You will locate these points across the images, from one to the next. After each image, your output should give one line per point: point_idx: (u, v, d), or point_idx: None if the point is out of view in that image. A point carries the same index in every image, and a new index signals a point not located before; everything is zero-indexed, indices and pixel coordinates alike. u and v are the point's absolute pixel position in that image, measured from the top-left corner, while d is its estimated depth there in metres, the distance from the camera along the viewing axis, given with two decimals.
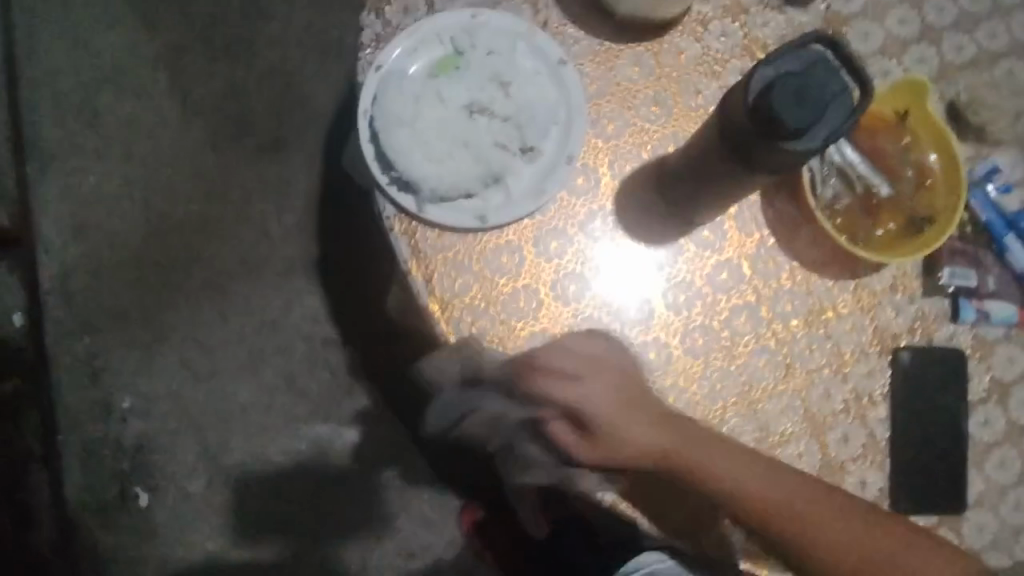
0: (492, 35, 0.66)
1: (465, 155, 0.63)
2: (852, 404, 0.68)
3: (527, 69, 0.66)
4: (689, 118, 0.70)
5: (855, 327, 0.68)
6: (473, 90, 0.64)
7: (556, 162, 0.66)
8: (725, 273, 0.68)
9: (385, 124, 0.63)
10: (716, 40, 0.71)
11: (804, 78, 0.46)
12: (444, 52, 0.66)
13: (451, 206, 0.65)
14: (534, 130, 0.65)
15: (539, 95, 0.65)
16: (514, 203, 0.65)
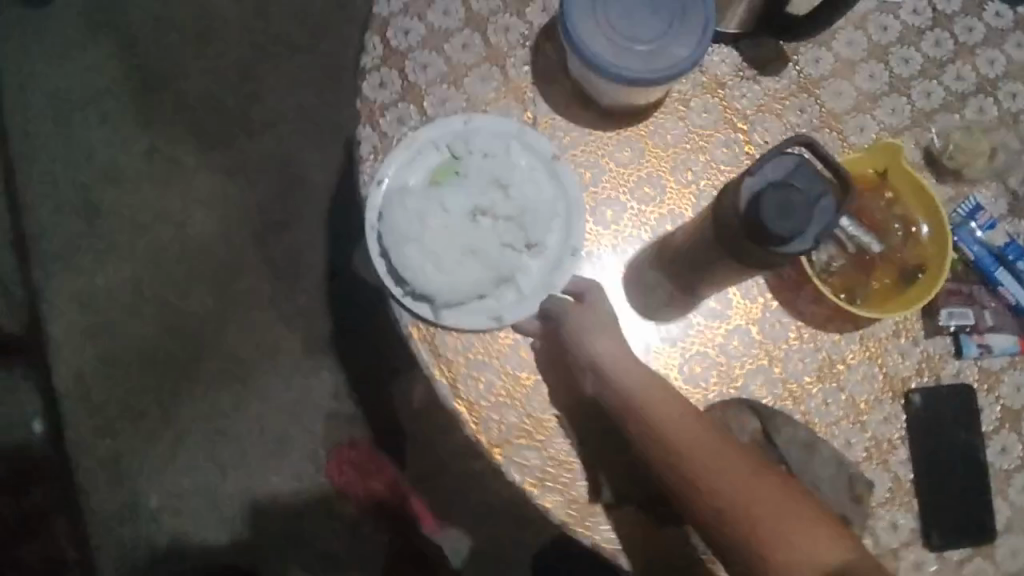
0: (486, 139, 0.70)
1: (473, 260, 0.66)
2: (874, 450, 0.70)
3: (522, 167, 0.70)
4: (683, 195, 0.73)
5: (865, 376, 0.71)
6: (474, 195, 0.67)
7: (560, 255, 0.69)
8: (736, 341, 0.71)
9: (394, 240, 0.66)
10: (699, 116, 0.74)
11: (787, 189, 0.51)
12: (442, 160, 0.70)
13: (467, 310, 0.68)
14: (536, 226, 0.68)
15: (537, 192, 0.69)
16: (525, 300, 0.68)
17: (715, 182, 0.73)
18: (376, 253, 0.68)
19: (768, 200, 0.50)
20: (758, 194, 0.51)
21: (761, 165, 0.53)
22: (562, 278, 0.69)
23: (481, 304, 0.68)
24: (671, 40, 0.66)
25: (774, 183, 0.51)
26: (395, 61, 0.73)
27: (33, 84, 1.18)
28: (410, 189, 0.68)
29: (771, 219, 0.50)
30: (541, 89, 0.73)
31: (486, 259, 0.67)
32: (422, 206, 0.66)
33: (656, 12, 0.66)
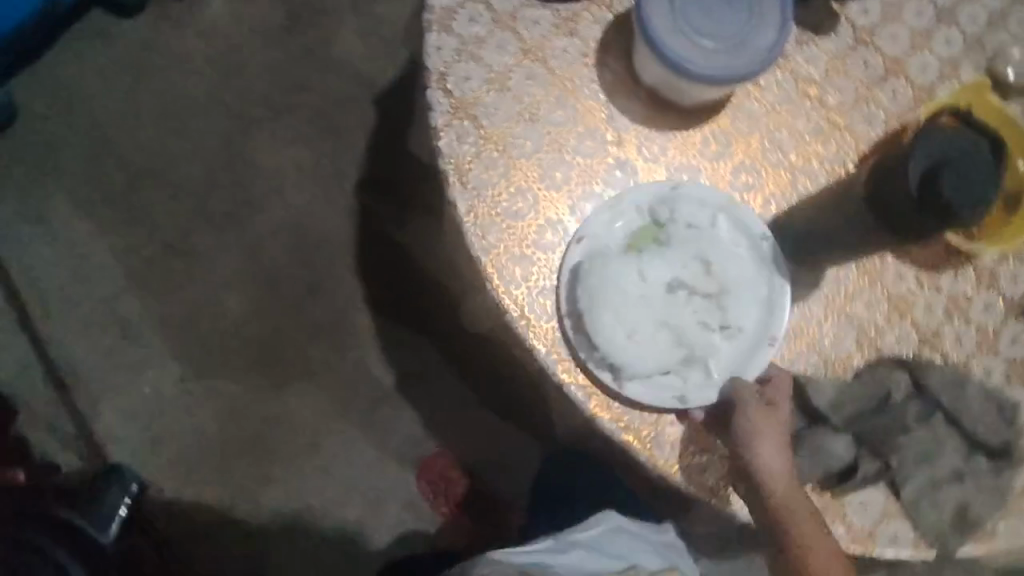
0: (690, 210, 0.69)
1: (667, 334, 0.67)
2: (1010, 371, 0.73)
3: (725, 243, 0.68)
4: (779, 174, 0.73)
5: (987, 304, 0.73)
6: (679, 263, 0.68)
7: (754, 341, 0.68)
8: (865, 302, 0.72)
9: (591, 302, 0.66)
10: (773, 93, 0.73)
11: (962, 168, 0.54)
12: (642, 224, 0.68)
13: (651, 384, 0.67)
14: (733, 307, 0.68)
15: (739, 271, 0.68)
16: (712, 383, 0.68)
17: (805, 154, 0.73)
18: (566, 310, 0.68)
19: (946, 175, 0.54)
20: (934, 168, 0.55)
21: (926, 143, 0.56)
22: (752, 365, 0.68)
23: (665, 380, 0.67)
24: (753, 29, 0.65)
25: (946, 159, 0.55)
26: (466, 109, 0.71)
27: (22, 210, 1.11)
28: (608, 254, 0.67)
29: (951, 193, 0.54)
30: (614, 104, 0.72)
31: (681, 335, 0.67)
32: (621, 271, 0.67)
33: (734, 3, 0.65)
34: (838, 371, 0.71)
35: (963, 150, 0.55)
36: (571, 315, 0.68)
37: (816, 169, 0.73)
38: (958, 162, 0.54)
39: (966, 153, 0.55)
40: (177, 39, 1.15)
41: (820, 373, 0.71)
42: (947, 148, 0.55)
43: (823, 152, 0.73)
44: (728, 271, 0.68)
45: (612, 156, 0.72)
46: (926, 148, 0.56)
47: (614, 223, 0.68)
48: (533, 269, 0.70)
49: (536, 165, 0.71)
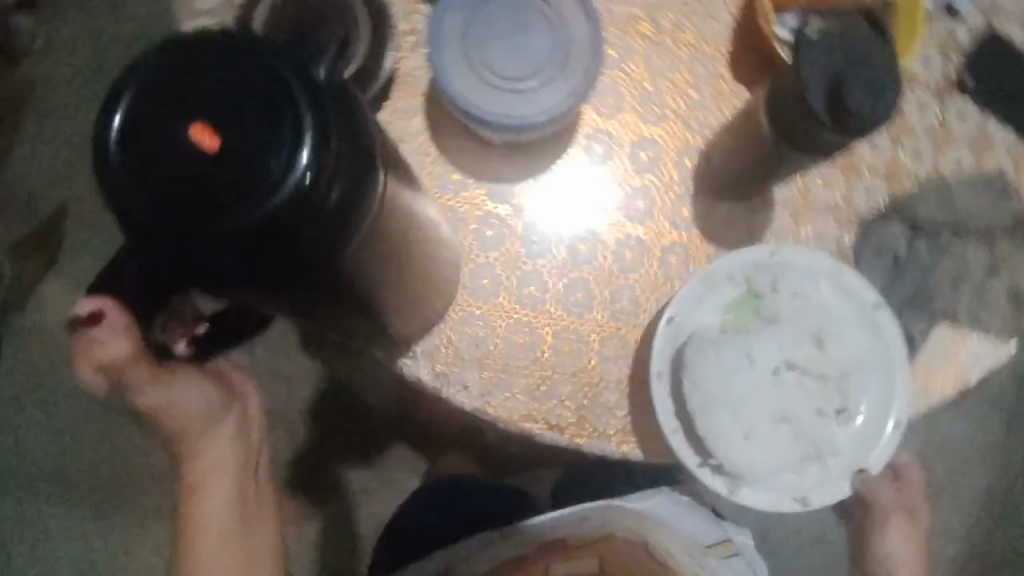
0: (789, 282, 0.62)
1: (788, 430, 0.60)
2: (978, 145, 0.70)
3: (835, 312, 0.62)
4: (670, 128, 0.68)
5: (921, 102, 0.69)
6: (797, 340, 0.61)
7: (873, 427, 0.61)
8: (821, 182, 0.68)
9: (701, 397, 0.59)
10: (613, 59, 0.68)
11: (867, 66, 0.49)
12: (740, 295, 0.62)
13: (773, 490, 0.60)
14: (856, 389, 0.61)
15: (856, 346, 0.61)
16: (834, 482, 0.61)
17: (680, 94, 0.68)
18: (669, 411, 0.61)
19: (857, 90, 0.49)
20: (838, 86, 0.49)
21: (818, 50, 0.50)
22: (877, 456, 0.61)
23: (785, 479, 0.60)
24: (563, 35, 0.58)
25: (844, 71, 0.49)
26: None
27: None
28: (711, 338, 0.61)
29: (863, 106, 0.48)
30: (486, 177, 0.67)
31: (801, 432, 0.60)
32: (733, 362, 0.60)
33: (530, 25, 0.58)
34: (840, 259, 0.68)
35: (859, 44, 0.50)
36: (677, 416, 0.61)
37: (697, 99, 0.68)
38: (855, 62, 0.49)
39: (862, 47, 0.50)
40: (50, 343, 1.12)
41: None
42: (837, 48, 0.50)
43: (692, 78, 0.68)
44: (845, 345, 0.61)
45: (518, 225, 0.67)
46: (821, 57, 0.50)
47: (705, 304, 0.62)
48: (529, 379, 0.66)
49: (460, 288, 0.66)
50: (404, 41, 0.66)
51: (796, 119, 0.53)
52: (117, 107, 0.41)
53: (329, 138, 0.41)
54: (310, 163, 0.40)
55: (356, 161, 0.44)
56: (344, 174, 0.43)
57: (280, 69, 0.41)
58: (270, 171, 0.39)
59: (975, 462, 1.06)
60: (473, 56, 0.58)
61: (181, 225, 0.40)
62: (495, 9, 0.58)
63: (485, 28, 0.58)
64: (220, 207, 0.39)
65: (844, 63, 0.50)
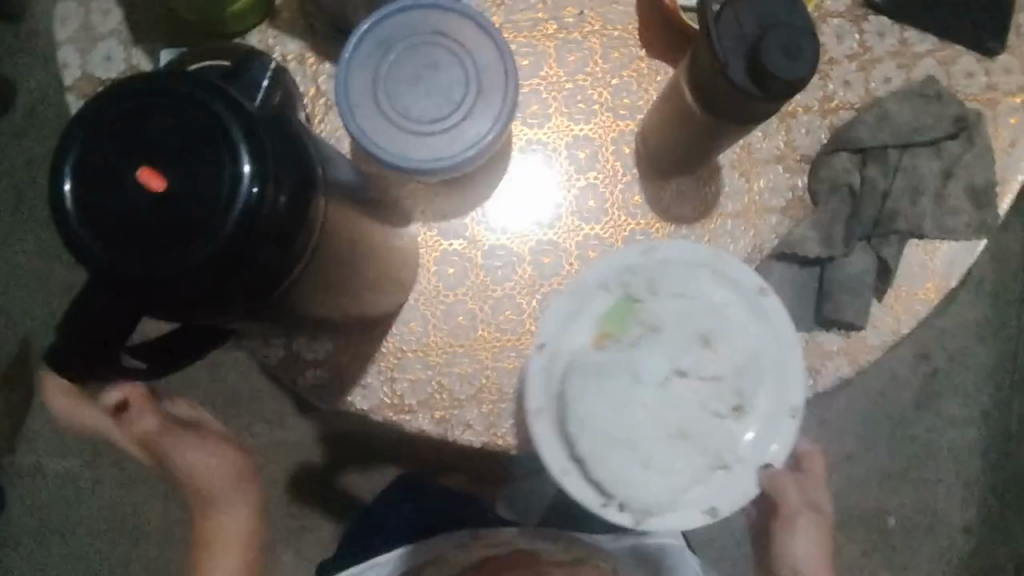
0: (664, 283, 0.55)
1: (685, 446, 0.52)
2: (902, 59, 0.70)
3: (720, 304, 0.54)
4: (601, 121, 0.67)
5: (837, 32, 0.70)
6: (685, 344, 0.53)
7: (774, 420, 0.53)
8: (759, 133, 0.69)
9: (580, 429, 0.52)
10: (527, 68, 0.67)
11: (778, 27, 0.49)
12: (613, 302, 0.55)
13: (680, 512, 0.52)
14: (753, 384, 0.53)
15: (747, 337, 0.54)
16: (745, 488, 0.53)
17: (602, 84, 0.68)
18: (558, 449, 0.53)
19: (774, 54, 0.48)
20: (754, 53, 0.49)
21: (726, 20, 0.50)
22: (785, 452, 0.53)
23: (691, 496, 0.52)
24: (472, 65, 0.58)
25: (757, 36, 0.49)
26: (343, 356, 0.65)
27: None
28: (586, 362, 0.53)
29: (783, 68, 0.48)
30: (434, 216, 0.66)
31: (699, 444, 0.52)
32: (618, 382, 0.52)
33: (438, 64, 0.58)
34: (795, 204, 0.69)
35: (765, 4, 0.50)
36: (564, 452, 0.53)
37: (619, 86, 0.67)
38: (765, 27, 0.49)
39: (769, 7, 0.50)
40: (51, 475, 1.09)
41: (787, 221, 0.68)
42: (745, 15, 0.50)
43: (608, 66, 0.68)
44: (735, 338, 0.53)
45: (477, 256, 0.66)
46: (731, 27, 0.50)
47: (575, 324, 0.55)
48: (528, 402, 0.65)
49: (439, 331, 0.66)
50: (317, 106, 0.67)
51: (720, 90, 0.52)
52: (65, 161, 0.38)
53: (267, 152, 0.39)
54: (254, 177, 0.38)
55: (298, 174, 0.42)
56: (290, 188, 0.41)
57: (221, 96, 0.39)
58: (223, 195, 0.38)
59: (974, 346, 1.08)
60: (389, 107, 0.58)
61: (150, 270, 0.38)
62: (400, 55, 0.58)
63: (394, 76, 0.58)
64: (192, 239, 0.38)
65: (755, 29, 0.49)
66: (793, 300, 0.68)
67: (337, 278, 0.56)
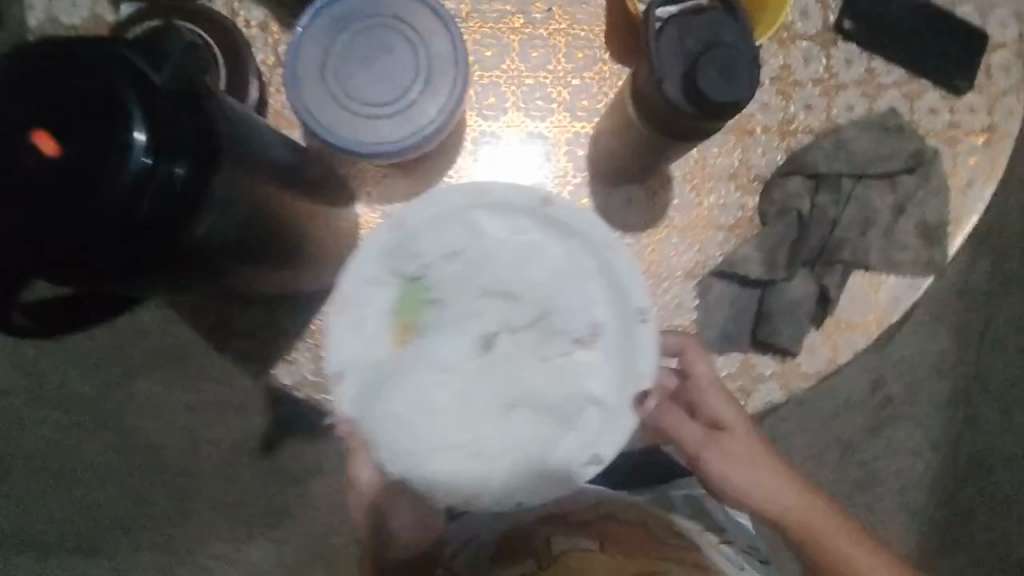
0: (426, 251, 0.48)
1: (526, 410, 0.49)
2: (867, 88, 0.69)
3: (505, 237, 0.49)
4: (557, 120, 0.67)
5: (805, 55, 0.69)
6: (480, 319, 0.49)
7: (618, 327, 0.49)
8: (715, 148, 0.68)
9: (403, 450, 0.49)
10: (489, 60, 0.67)
11: (717, 48, 0.48)
12: (393, 293, 0.48)
13: (553, 474, 0.48)
14: (574, 305, 0.49)
15: (546, 262, 0.49)
16: (621, 414, 0.47)
17: (562, 83, 0.67)
18: (389, 472, 0.49)
19: (709, 76, 0.48)
20: (690, 73, 0.48)
21: (667, 37, 0.50)
22: (645, 357, 0.48)
23: (562, 455, 0.48)
24: (425, 53, 0.58)
25: (695, 56, 0.49)
26: (274, 329, 0.65)
27: None
28: (384, 378, 0.48)
29: (718, 88, 0.48)
30: (380, 197, 0.66)
31: (548, 410, 0.49)
32: (427, 402, 0.48)
33: (389, 48, 0.57)
34: (744, 222, 0.68)
35: (707, 25, 0.50)
36: (397, 473, 0.49)
37: (579, 87, 0.67)
38: (705, 48, 0.49)
39: (711, 28, 0.49)
40: None
41: (734, 238, 0.68)
42: (686, 34, 0.49)
43: (571, 66, 0.67)
44: (533, 273, 0.49)
45: None
46: (670, 45, 0.50)
47: (354, 334, 0.48)
48: None
49: None
50: (273, 76, 0.66)
51: (657, 105, 0.52)
52: None
53: (165, 122, 0.39)
54: (149, 149, 0.38)
55: (201, 143, 0.41)
56: (188, 156, 0.40)
57: (119, 56, 0.39)
58: (116, 155, 0.38)
59: (928, 378, 1.08)
60: (337, 88, 0.57)
61: (43, 229, 0.38)
62: (352, 35, 0.57)
63: (344, 56, 0.57)
64: (82, 203, 0.38)
65: (695, 48, 0.49)
66: (731, 320, 0.67)
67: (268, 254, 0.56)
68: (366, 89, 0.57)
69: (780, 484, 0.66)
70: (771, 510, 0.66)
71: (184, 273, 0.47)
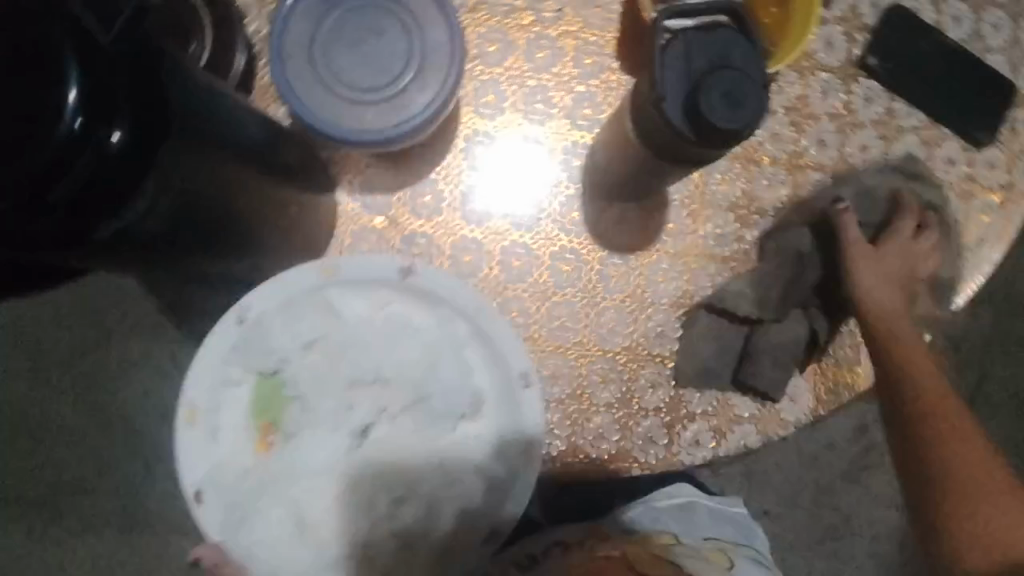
0: (281, 342, 0.54)
1: (410, 487, 0.53)
2: (885, 130, 0.66)
3: (364, 323, 0.55)
4: (556, 126, 0.64)
5: (824, 87, 0.66)
6: (345, 402, 0.54)
7: (489, 395, 0.54)
8: (719, 174, 0.65)
9: (292, 546, 0.52)
10: (493, 55, 0.64)
11: (726, 71, 0.45)
12: (256, 387, 0.54)
13: (452, 543, 0.53)
14: (442, 383, 0.54)
15: (408, 345, 0.55)
16: (515, 481, 0.53)
17: (566, 88, 0.64)
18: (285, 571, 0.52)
19: (714, 101, 0.45)
20: (694, 94, 0.45)
21: (673, 52, 0.46)
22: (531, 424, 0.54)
23: (456, 524, 0.53)
24: (419, 41, 0.54)
25: (702, 76, 0.45)
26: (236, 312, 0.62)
27: None
28: (260, 472, 0.53)
29: (724, 115, 0.45)
30: (362, 188, 0.62)
31: (419, 482, 0.53)
32: (302, 483, 0.53)
33: (383, 31, 0.54)
34: (739, 255, 0.65)
35: (719, 43, 0.46)
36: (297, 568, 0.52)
37: (582, 94, 0.64)
38: (715, 68, 0.45)
39: (722, 47, 0.46)
40: None
41: (727, 270, 0.65)
42: (696, 51, 0.46)
43: (577, 71, 0.64)
44: (398, 357, 0.55)
45: (396, 238, 0.63)
46: (677, 61, 0.46)
47: (222, 433, 0.53)
48: None
49: None
50: (264, 48, 0.62)
51: (656, 124, 0.48)
52: None
53: (104, 81, 0.38)
54: (81, 109, 0.37)
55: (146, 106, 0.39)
56: (130, 124, 0.38)
57: (63, 14, 0.37)
58: (48, 112, 0.36)
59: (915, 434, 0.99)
60: (322, 69, 0.54)
61: None
62: (344, 14, 0.54)
63: (334, 36, 0.54)
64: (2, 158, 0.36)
65: (704, 67, 0.46)
66: (715, 357, 0.64)
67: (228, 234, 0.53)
68: (355, 73, 0.54)
69: (902, 323, 0.64)
70: (901, 341, 0.63)
71: (122, 252, 0.44)
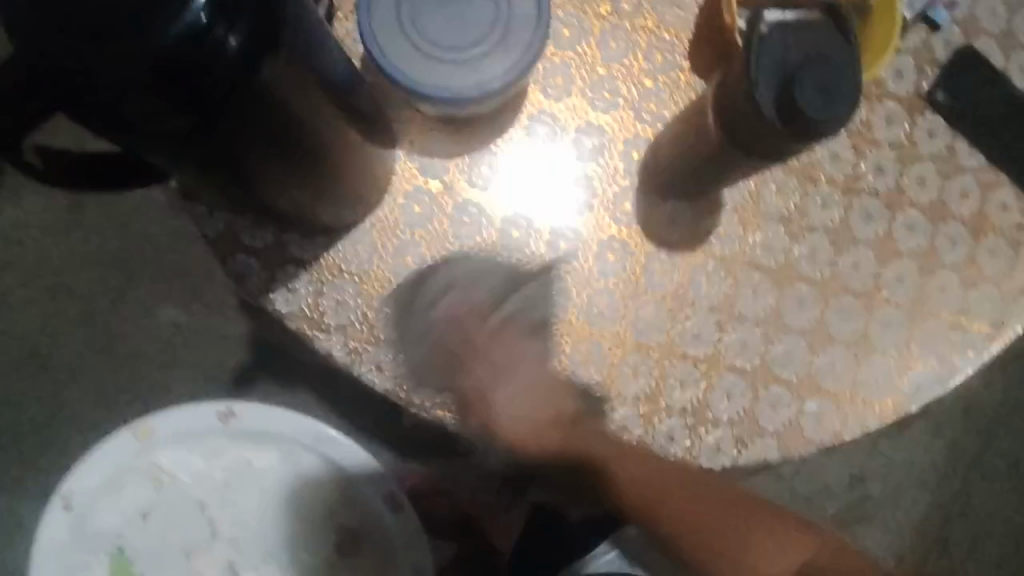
0: (114, 515, 0.61)
1: None
2: (944, 166, 0.66)
3: (195, 482, 0.61)
4: (620, 117, 0.64)
5: (888, 115, 0.66)
6: (184, 563, 0.62)
7: (324, 522, 0.62)
8: (774, 186, 0.65)
9: None
10: (567, 39, 0.64)
11: (821, 66, 0.46)
12: (109, 564, 0.61)
13: None
14: (278, 519, 0.62)
15: (240, 492, 0.62)
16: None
17: (634, 81, 0.64)
18: None
19: (806, 95, 0.45)
20: (788, 86, 0.46)
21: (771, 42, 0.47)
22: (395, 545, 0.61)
23: None
24: (508, 8, 0.55)
25: (797, 69, 0.46)
26: (281, 254, 0.63)
27: None
28: None
29: (815, 107, 0.45)
30: (423, 150, 0.63)
31: None
32: None
33: None
34: (782, 269, 0.65)
35: (815, 41, 0.47)
36: None
37: (651, 89, 0.64)
38: (811, 65, 0.46)
39: (818, 42, 0.47)
40: None
41: (768, 282, 0.65)
42: (794, 43, 0.46)
43: (648, 66, 0.65)
44: (231, 507, 0.62)
45: (449, 204, 0.64)
46: (775, 50, 0.47)
47: None
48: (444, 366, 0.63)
49: (382, 267, 0.63)
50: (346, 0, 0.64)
51: (742, 112, 0.49)
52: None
53: None
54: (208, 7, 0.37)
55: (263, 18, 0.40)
56: (248, 31, 0.39)
57: None
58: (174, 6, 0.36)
59: (915, 487, 0.97)
60: (406, 22, 0.55)
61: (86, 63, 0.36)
62: None
63: None
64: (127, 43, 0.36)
65: (798, 61, 0.46)
66: (747, 365, 0.64)
67: (298, 171, 0.53)
68: (437, 29, 0.55)
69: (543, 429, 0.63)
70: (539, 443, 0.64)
71: (211, 155, 0.45)
